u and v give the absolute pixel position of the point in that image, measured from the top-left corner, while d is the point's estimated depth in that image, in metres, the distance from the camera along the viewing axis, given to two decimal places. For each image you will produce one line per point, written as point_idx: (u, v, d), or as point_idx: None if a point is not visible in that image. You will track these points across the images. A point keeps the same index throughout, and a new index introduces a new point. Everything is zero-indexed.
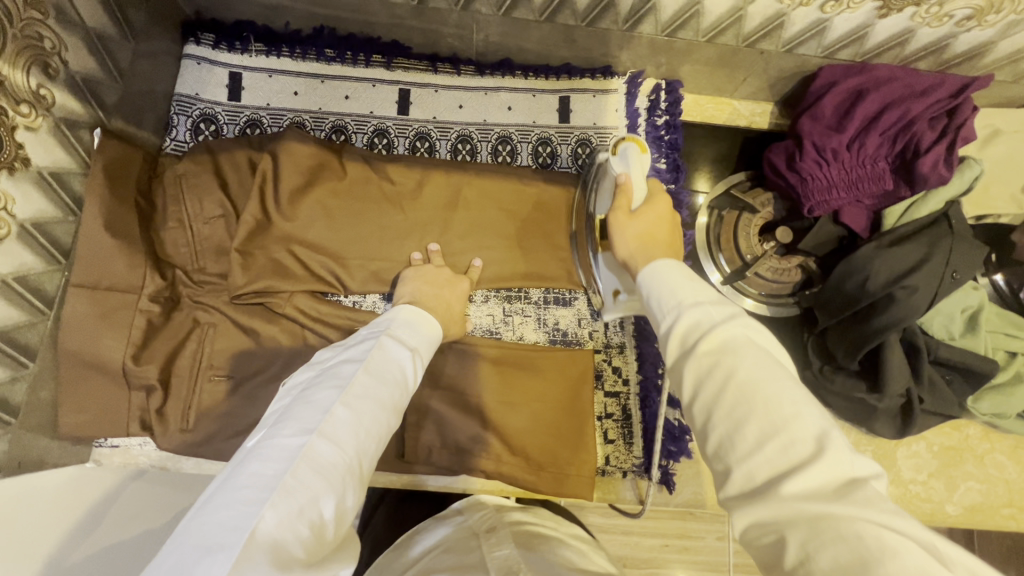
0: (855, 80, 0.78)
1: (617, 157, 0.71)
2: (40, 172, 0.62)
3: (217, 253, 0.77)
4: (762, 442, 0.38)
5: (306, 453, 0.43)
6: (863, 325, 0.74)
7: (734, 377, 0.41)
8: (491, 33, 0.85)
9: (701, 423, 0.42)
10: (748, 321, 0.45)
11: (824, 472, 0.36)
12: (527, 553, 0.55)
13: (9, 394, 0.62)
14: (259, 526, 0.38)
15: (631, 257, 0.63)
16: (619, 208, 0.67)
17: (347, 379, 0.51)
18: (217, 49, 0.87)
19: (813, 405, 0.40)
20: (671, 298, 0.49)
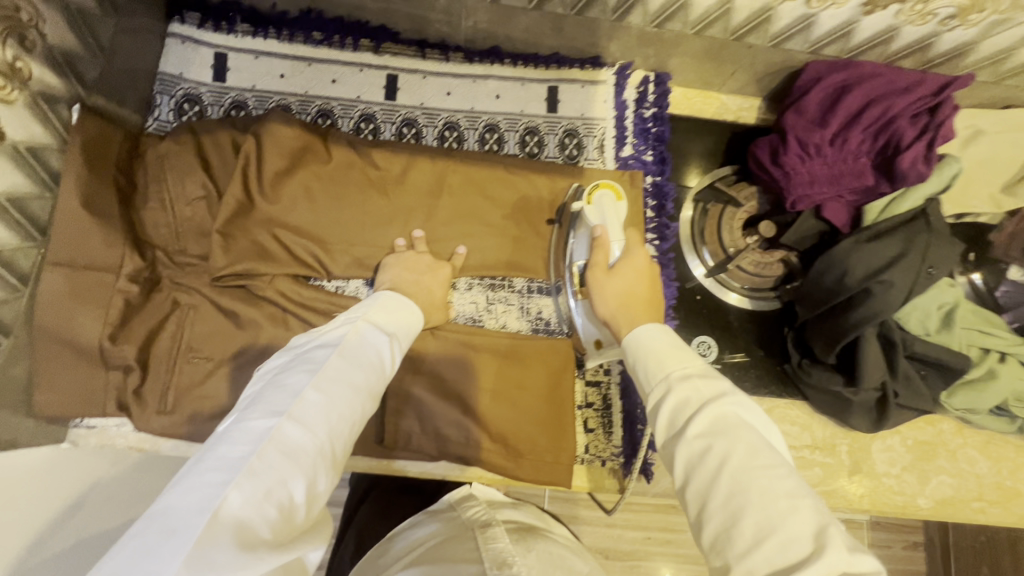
0: (839, 75, 0.79)
1: (592, 206, 0.77)
2: (16, 146, 0.61)
3: (198, 235, 0.77)
4: (759, 540, 0.39)
5: (275, 435, 0.43)
6: (839, 319, 0.75)
7: (729, 468, 0.43)
8: (480, 21, 0.85)
9: (699, 516, 0.44)
10: (740, 400, 0.47)
11: (821, 573, 0.36)
12: (521, 546, 0.57)
13: None
14: (223, 506, 0.38)
15: (609, 313, 0.66)
16: (597, 264, 0.70)
17: (320, 363, 0.51)
18: (202, 29, 0.86)
19: (810, 499, 0.41)
20: (659, 367, 0.51)
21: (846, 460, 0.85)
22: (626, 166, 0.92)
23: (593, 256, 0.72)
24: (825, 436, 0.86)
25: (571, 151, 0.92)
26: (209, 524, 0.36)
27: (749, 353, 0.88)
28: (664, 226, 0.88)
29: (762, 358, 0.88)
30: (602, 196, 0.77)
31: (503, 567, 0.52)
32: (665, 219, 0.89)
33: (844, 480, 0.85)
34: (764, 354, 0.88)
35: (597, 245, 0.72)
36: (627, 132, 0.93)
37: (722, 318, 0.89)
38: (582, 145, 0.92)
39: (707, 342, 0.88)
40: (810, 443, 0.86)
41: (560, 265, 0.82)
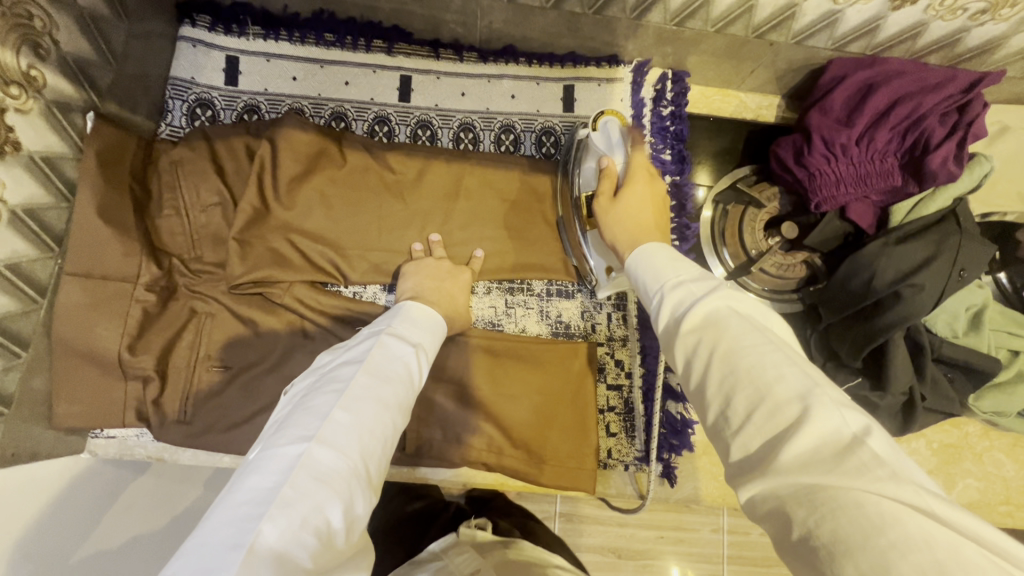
0: (865, 73, 0.77)
1: (599, 132, 0.72)
2: (31, 156, 0.60)
3: (214, 242, 0.76)
4: (749, 413, 0.38)
5: (305, 460, 0.42)
6: (868, 323, 0.73)
7: (717, 351, 0.42)
8: (495, 20, 0.84)
9: (699, 404, 0.43)
10: (730, 292, 0.46)
11: (817, 435, 0.36)
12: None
13: (2, 384, 0.60)
14: (259, 538, 0.37)
15: (617, 238, 0.66)
16: (603, 192, 0.69)
17: (345, 381, 0.50)
18: (213, 32, 0.84)
19: (799, 367, 0.39)
20: (657, 281, 0.52)
21: None
22: (645, 166, 0.90)
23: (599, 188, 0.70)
24: None
25: None
26: (245, 557, 0.35)
27: None
28: (684, 227, 0.88)
29: None
30: (608, 121, 0.72)
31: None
32: (685, 219, 0.88)
33: None
34: None
35: (603, 174, 0.69)
36: (645, 131, 0.91)
37: None
38: None
39: None
40: None
41: (565, 198, 0.80)
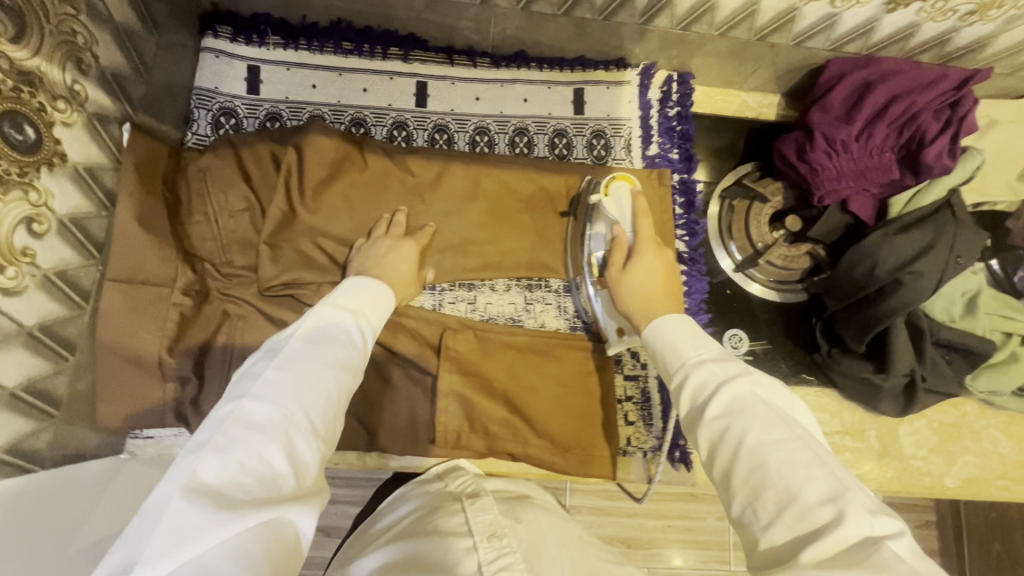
0: (863, 72, 0.81)
1: (611, 199, 0.77)
2: (76, 167, 0.63)
3: (243, 246, 0.78)
4: (779, 509, 0.41)
5: (235, 415, 0.45)
6: (871, 309, 0.77)
7: (745, 444, 0.45)
8: (508, 27, 0.87)
9: (726, 492, 0.45)
10: (754, 380, 0.50)
11: (845, 535, 0.38)
12: (510, 518, 0.62)
13: (52, 386, 0.63)
14: (193, 477, 0.41)
15: (629, 308, 0.71)
16: (615, 260, 0.75)
17: (281, 346, 0.53)
18: (234, 42, 0.87)
19: (826, 468, 0.42)
20: (677, 358, 0.56)
21: (875, 444, 0.89)
22: (653, 165, 0.93)
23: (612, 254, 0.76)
24: (854, 422, 0.89)
25: (599, 151, 0.94)
26: (181, 493, 0.40)
27: (779, 344, 0.91)
28: (693, 223, 0.90)
29: (792, 348, 0.91)
30: (619, 188, 0.77)
31: (493, 539, 0.56)
32: (694, 216, 0.91)
33: (874, 464, 0.88)
34: (793, 344, 0.91)
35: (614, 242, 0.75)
36: (653, 131, 0.94)
37: (750, 310, 0.92)
38: (610, 145, 0.94)
39: (738, 334, 0.91)
40: (840, 429, 0.89)
41: (574, 250, 0.84)
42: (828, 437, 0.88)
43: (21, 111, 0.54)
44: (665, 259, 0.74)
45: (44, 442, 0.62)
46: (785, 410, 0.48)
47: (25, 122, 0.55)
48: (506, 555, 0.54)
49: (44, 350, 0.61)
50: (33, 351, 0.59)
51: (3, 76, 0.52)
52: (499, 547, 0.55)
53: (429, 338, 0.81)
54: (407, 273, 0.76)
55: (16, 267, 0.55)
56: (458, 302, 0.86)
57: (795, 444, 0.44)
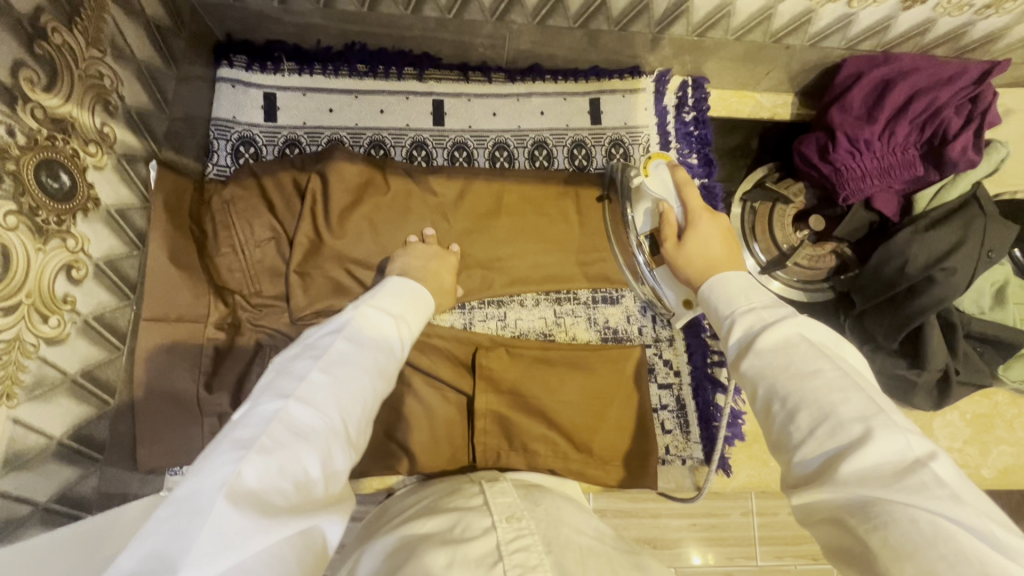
0: (882, 70, 0.81)
1: (651, 178, 0.73)
2: (109, 210, 0.62)
3: (271, 275, 0.78)
4: (813, 427, 0.40)
5: (282, 415, 0.43)
6: (901, 307, 0.78)
7: (784, 372, 0.44)
8: (523, 41, 0.87)
9: (764, 413, 0.45)
10: (803, 320, 0.47)
11: (878, 454, 0.38)
12: (528, 502, 0.57)
13: (96, 431, 0.62)
14: (238, 478, 0.38)
15: (691, 279, 0.67)
16: (667, 237, 0.70)
17: (324, 349, 0.52)
18: (250, 71, 0.87)
19: (863, 391, 0.41)
20: (728, 304, 0.54)
21: None
22: None
23: (662, 231, 0.72)
24: None
25: (618, 160, 0.94)
26: (226, 493, 0.37)
27: None
28: None
29: None
30: (658, 166, 0.73)
31: (511, 519, 0.51)
32: None
33: None
34: None
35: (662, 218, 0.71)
36: (671, 137, 0.95)
37: None
38: (629, 153, 0.94)
39: None
40: None
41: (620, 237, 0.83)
42: None
43: (55, 159, 0.54)
44: (722, 228, 0.69)
45: (89, 486, 0.62)
46: (833, 346, 0.46)
47: (60, 170, 0.54)
48: (525, 535, 0.49)
49: (87, 396, 0.60)
50: (77, 398, 0.59)
51: (38, 125, 0.52)
52: (518, 527, 0.50)
53: (462, 357, 0.81)
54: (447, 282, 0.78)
55: (59, 315, 0.55)
56: (489, 319, 0.87)
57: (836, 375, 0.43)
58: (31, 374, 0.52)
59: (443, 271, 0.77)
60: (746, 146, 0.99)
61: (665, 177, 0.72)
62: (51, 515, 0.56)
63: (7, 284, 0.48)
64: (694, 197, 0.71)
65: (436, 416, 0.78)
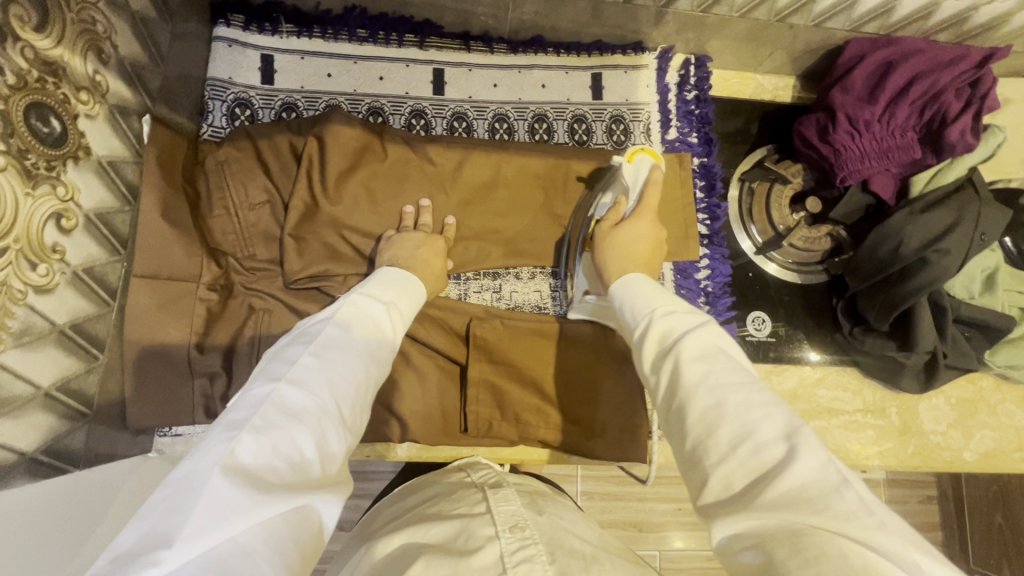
0: (884, 52, 0.81)
1: (631, 165, 0.77)
2: (100, 161, 0.61)
3: (266, 239, 0.77)
4: (733, 446, 0.40)
5: (274, 397, 0.43)
6: (894, 289, 0.78)
7: (702, 383, 0.44)
8: (526, 11, 0.86)
9: (680, 430, 0.44)
10: (719, 332, 0.49)
11: (801, 474, 0.37)
12: (533, 511, 0.59)
13: (84, 385, 0.61)
14: (232, 457, 0.38)
15: (606, 260, 0.71)
16: (607, 220, 0.75)
17: (315, 334, 0.51)
18: (247, 31, 0.85)
19: (783, 410, 0.42)
20: (644, 310, 0.55)
21: (896, 421, 0.90)
22: (673, 149, 0.93)
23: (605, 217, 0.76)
24: (876, 400, 0.90)
25: (618, 137, 0.93)
26: (220, 471, 0.37)
27: (802, 324, 0.92)
28: (714, 206, 0.91)
29: (816, 330, 0.92)
30: (643, 159, 0.76)
31: (516, 529, 0.52)
32: (715, 199, 0.91)
33: (895, 441, 0.89)
34: (816, 326, 0.92)
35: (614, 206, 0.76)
36: (671, 115, 0.94)
37: (770, 292, 0.92)
38: (629, 130, 0.93)
39: (762, 316, 0.91)
40: (861, 408, 0.90)
41: (578, 220, 0.85)
42: (850, 415, 0.90)
43: (45, 103, 0.52)
44: (655, 233, 0.74)
45: (78, 441, 0.61)
46: (742, 361, 0.48)
47: (50, 114, 0.53)
48: (528, 547, 0.49)
49: (75, 349, 0.59)
50: (65, 350, 0.58)
51: (28, 66, 0.50)
52: (522, 538, 0.51)
53: (456, 327, 0.80)
54: (437, 266, 0.77)
55: (48, 264, 0.54)
56: (484, 290, 0.86)
57: (752, 390, 0.44)
58: (18, 321, 0.51)
59: (433, 255, 0.76)
60: (745, 132, 0.98)
61: (641, 172, 0.76)
62: (39, 467, 0.55)
63: None
64: (652, 195, 0.75)
65: (429, 384, 0.78)
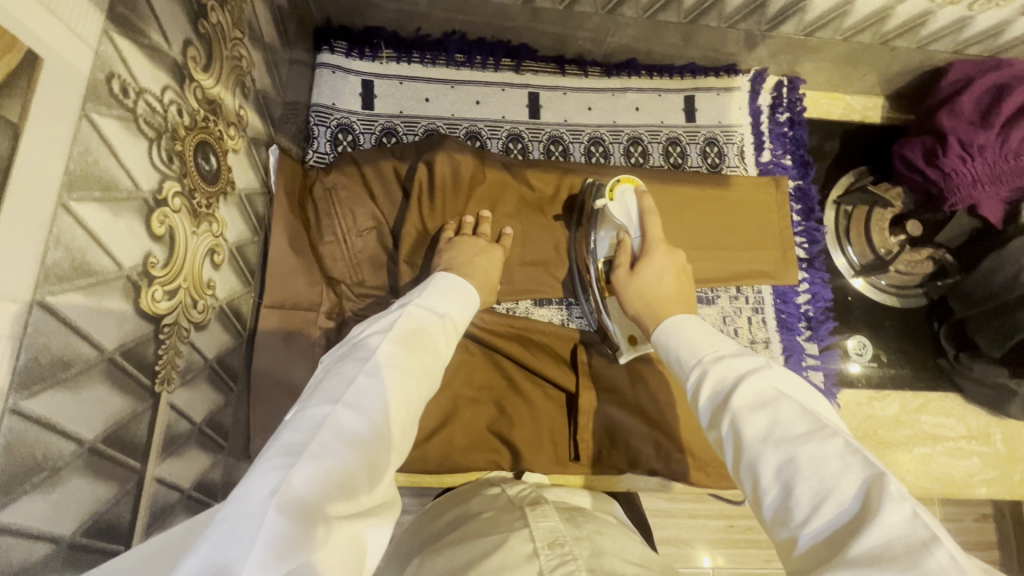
0: (994, 76, 0.79)
1: (616, 203, 0.73)
2: (240, 195, 0.61)
3: (375, 266, 0.76)
4: (813, 505, 0.35)
5: (331, 420, 0.38)
6: (1010, 317, 0.76)
7: (769, 437, 0.39)
8: (626, 35, 0.86)
9: (751, 487, 0.39)
10: (778, 375, 0.44)
11: (887, 531, 0.31)
12: (573, 527, 0.51)
13: (222, 417, 0.61)
14: (287, 486, 0.34)
15: (639, 314, 0.65)
16: (621, 266, 0.70)
17: (370, 350, 0.46)
18: (349, 57, 0.85)
19: (861, 454, 0.36)
20: (692, 356, 0.50)
21: (1001, 449, 0.88)
22: (768, 172, 0.92)
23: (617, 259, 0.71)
24: (979, 425, 0.89)
25: (713, 159, 0.92)
26: (277, 503, 0.32)
27: (898, 349, 0.92)
28: (813, 230, 0.90)
29: (916, 355, 0.92)
30: (625, 191, 0.74)
31: (555, 546, 0.45)
32: (813, 222, 0.91)
33: (1002, 468, 0.88)
34: (916, 351, 0.92)
35: (621, 246, 0.72)
36: (765, 137, 0.93)
37: (871, 317, 0.93)
38: (723, 152, 0.92)
39: (863, 341, 0.91)
40: (965, 434, 0.89)
41: (581, 256, 0.79)
42: (953, 441, 0.88)
43: (208, 141, 0.53)
44: (673, 262, 0.69)
45: (217, 472, 0.61)
46: (815, 406, 0.41)
47: (210, 152, 0.53)
48: (569, 562, 0.43)
49: (218, 383, 0.59)
50: (212, 384, 0.58)
51: (197, 105, 0.50)
52: (563, 554, 0.44)
53: (561, 353, 0.81)
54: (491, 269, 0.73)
55: (204, 301, 0.54)
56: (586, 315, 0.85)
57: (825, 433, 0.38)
58: (183, 359, 0.51)
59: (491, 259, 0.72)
60: (822, 150, 0.98)
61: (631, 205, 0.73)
62: (192, 503, 0.55)
63: (170, 268, 0.47)
64: (653, 223, 0.71)
65: (538, 411, 0.78)
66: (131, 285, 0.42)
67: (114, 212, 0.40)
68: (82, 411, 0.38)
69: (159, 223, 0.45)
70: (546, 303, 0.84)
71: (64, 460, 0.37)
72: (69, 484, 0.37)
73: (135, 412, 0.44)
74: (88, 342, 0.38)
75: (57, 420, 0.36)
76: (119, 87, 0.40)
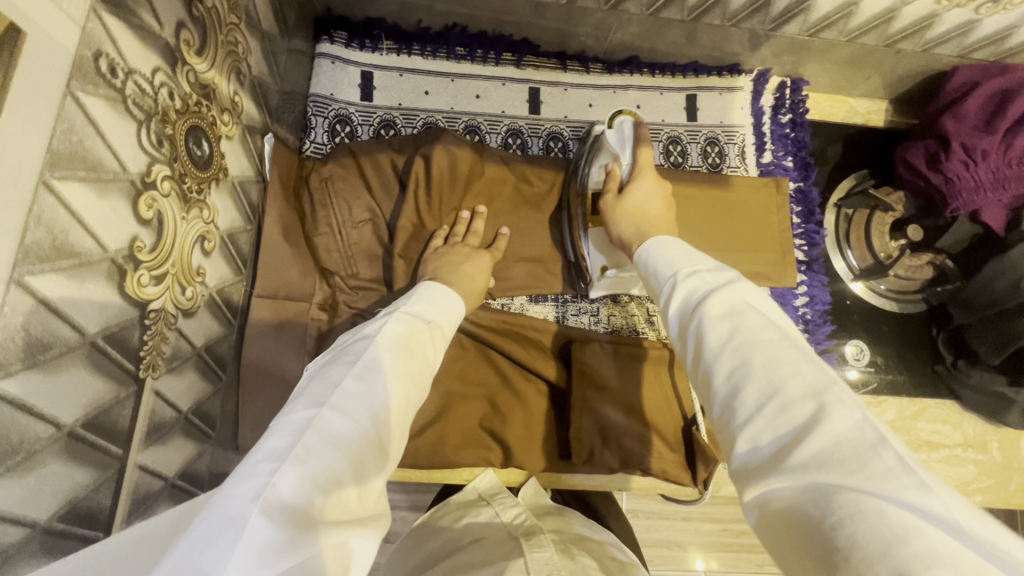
0: (1000, 80, 0.78)
1: (611, 131, 0.71)
2: (233, 183, 0.61)
3: (370, 259, 0.75)
4: (762, 405, 0.35)
5: (316, 421, 0.38)
6: (1009, 324, 0.75)
7: (729, 343, 0.39)
8: (629, 32, 0.85)
9: (705, 391, 0.40)
10: (746, 288, 0.43)
11: (834, 434, 0.32)
12: (568, 559, 0.49)
13: (210, 406, 0.61)
14: (272, 490, 0.33)
15: (625, 234, 0.65)
16: (610, 191, 0.69)
17: (358, 354, 0.46)
18: (349, 47, 0.85)
19: (816, 362, 0.36)
20: (669, 268, 0.49)
21: (997, 457, 0.88)
22: (769, 173, 0.91)
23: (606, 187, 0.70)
24: (976, 433, 0.88)
25: (713, 159, 0.91)
26: (261, 507, 0.32)
27: (896, 355, 0.91)
28: (812, 232, 0.90)
29: (914, 361, 0.91)
30: (623, 121, 0.70)
31: None
32: (813, 225, 0.90)
33: (998, 477, 0.87)
34: (914, 357, 0.91)
35: (610, 173, 0.70)
36: (767, 138, 0.92)
37: (868, 322, 0.92)
38: (724, 152, 0.92)
39: (860, 346, 0.90)
40: (962, 441, 0.88)
41: (573, 190, 0.78)
42: (949, 449, 0.87)
43: (200, 126, 0.52)
44: (663, 187, 0.68)
45: (202, 461, 0.60)
46: (778, 317, 0.41)
47: (202, 138, 0.53)
48: None
49: (206, 372, 0.58)
50: (200, 372, 0.57)
51: (190, 89, 0.50)
52: None
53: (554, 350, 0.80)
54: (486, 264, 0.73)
55: (193, 288, 0.53)
56: (581, 314, 0.85)
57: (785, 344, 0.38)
58: (170, 347, 0.50)
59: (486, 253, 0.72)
60: (824, 153, 0.97)
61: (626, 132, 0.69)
62: (177, 492, 0.54)
63: (158, 253, 0.46)
64: (648, 151, 0.69)
65: (530, 407, 0.78)
66: (115, 268, 0.42)
67: (100, 193, 0.39)
68: (62, 395, 0.38)
69: (146, 207, 0.44)
70: (541, 300, 0.85)
71: (41, 444, 0.36)
72: (45, 469, 0.37)
73: (118, 397, 0.43)
74: (69, 325, 0.37)
75: (35, 404, 0.35)
76: (107, 66, 0.39)
